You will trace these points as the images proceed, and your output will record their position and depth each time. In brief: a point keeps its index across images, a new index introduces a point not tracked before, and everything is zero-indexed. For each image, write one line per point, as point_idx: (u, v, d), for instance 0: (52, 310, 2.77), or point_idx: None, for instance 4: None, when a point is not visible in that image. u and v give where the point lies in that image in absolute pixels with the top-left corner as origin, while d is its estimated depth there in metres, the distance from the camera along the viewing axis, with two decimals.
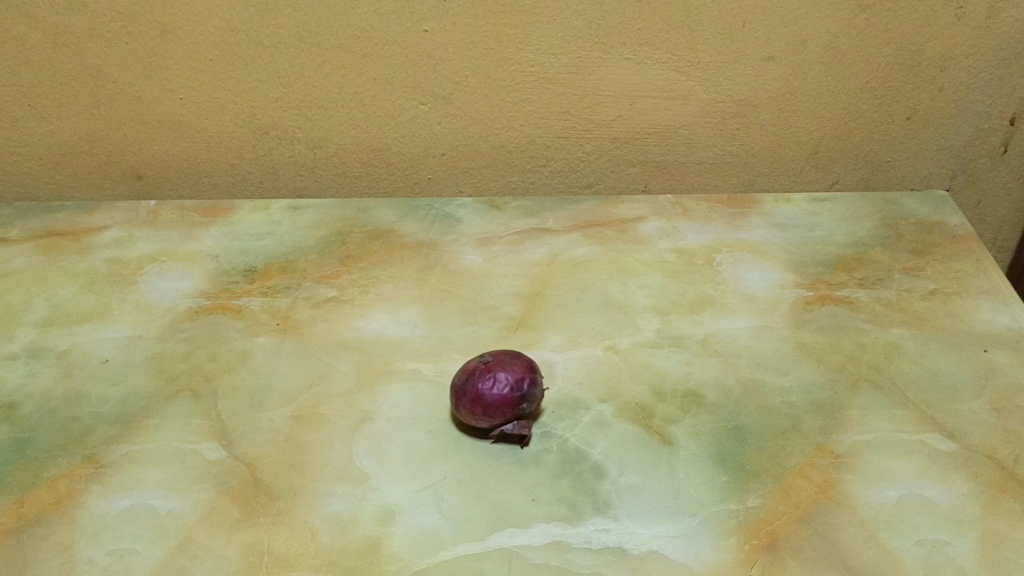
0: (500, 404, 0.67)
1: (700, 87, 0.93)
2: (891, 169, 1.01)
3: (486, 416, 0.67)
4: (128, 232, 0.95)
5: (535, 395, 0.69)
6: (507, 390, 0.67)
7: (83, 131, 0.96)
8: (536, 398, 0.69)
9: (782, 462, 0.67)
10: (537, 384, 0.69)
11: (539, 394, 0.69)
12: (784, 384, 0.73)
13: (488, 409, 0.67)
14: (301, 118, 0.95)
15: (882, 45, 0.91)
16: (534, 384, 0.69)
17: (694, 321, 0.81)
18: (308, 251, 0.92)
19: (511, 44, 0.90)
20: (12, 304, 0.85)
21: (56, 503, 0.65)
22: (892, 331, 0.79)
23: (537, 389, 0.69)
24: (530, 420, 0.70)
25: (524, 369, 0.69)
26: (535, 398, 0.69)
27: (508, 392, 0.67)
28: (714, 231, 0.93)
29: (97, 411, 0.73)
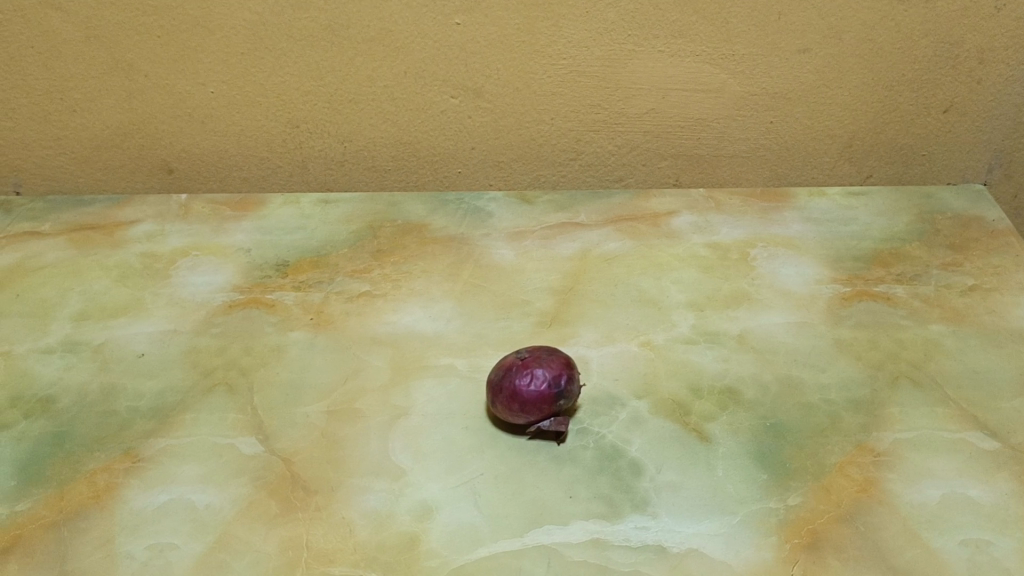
0: (538, 401, 0.67)
1: (734, 79, 0.92)
2: (926, 162, 0.99)
3: (523, 412, 0.67)
4: (160, 226, 0.96)
5: (572, 391, 0.68)
6: (545, 386, 0.67)
7: (115, 125, 0.96)
8: (574, 395, 0.68)
9: (822, 461, 0.66)
10: (575, 380, 0.69)
11: (576, 390, 0.69)
12: (823, 380, 0.73)
13: (525, 405, 0.67)
14: (331, 112, 0.95)
15: (920, 37, 0.90)
16: (572, 380, 0.68)
17: (729, 317, 0.80)
18: (339, 245, 0.92)
19: (543, 37, 0.89)
20: (47, 298, 0.86)
21: (95, 497, 0.65)
22: (931, 328, 0.78)
23: (574, 386, 0.68)
24: (567, 417, 0.69)
25: (562, 364, 0.69)
26: (573, 394, 0.68)
27: (546, 388, 0.67)
28: (747, 225, 0.92)
29: (133, 405, 0.73)
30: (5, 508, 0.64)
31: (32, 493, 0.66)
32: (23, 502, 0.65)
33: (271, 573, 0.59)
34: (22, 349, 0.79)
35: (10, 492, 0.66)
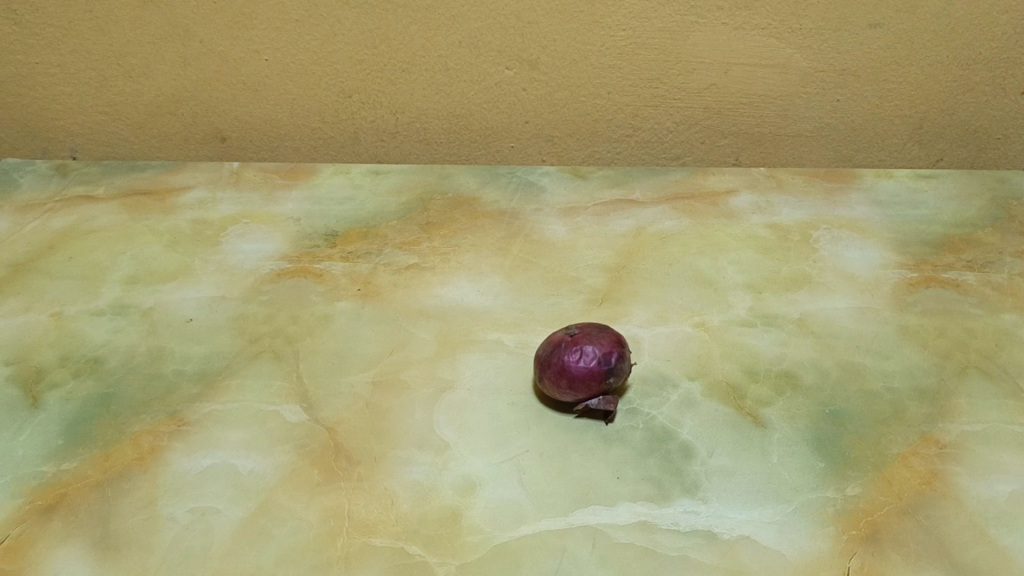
0: (587, 378, 0.65)
1: (800, 54, 0.89)
2: (1000, 145, 0.95)
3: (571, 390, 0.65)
4: (211, 193, 0.95)
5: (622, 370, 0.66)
6: (595, 363, 0.65)
7: (169, 91, 0.96)
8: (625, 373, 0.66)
9: (884, 451, 0.63)
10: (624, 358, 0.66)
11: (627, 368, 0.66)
12: (886, 368, 0.70)
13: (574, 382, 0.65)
14: (384, 81, 0.94)
15: (1000, 13, 0.86)
16: (622, 358, 0.66)
17: (789, 300, 0.77)
18: (389, 216, 0.91)
19: (603, 7, 0.87)
20: (99, 261, 0.86)
21: (140, 459, 0.65)
22: (1003, 317, 0.74)
23: (624, 364, 0.66)
24: (616, 396, 0.67)
25: (611, 342, 0.67)
26: (623, 372, 0.66)
27: (596, 365, 0.65)
28: (810, 206, 0.89)
29: (180, 369, 0.73)
30: (51, 466, 0.65)
31: (78, 452, 0.66)
32: (69, 461, 0.65)
33: (310, 541, 0.58)
34: (73, 310, 0.80)
35: (57, 450, 0.66)
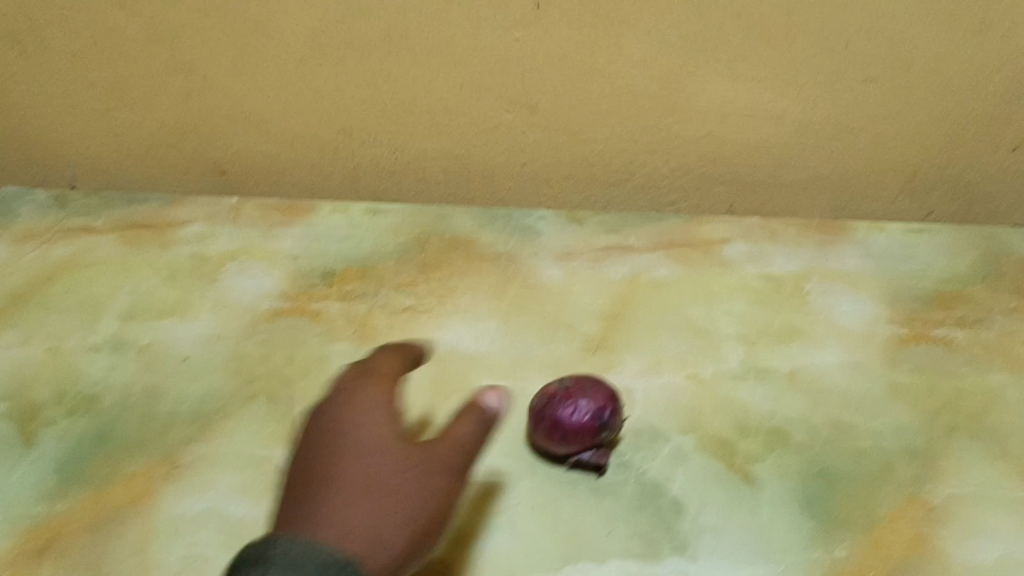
0: (581, 431, 0.65)
1: (797, 106, 0.90)
2: (992, 200, 0.97)
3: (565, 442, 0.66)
4: (210, 227, 0.96)
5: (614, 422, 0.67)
6: (588, 416, 0.65)
7: (171, 124, 0.96)
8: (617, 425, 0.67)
9: (872, 512, 0.64)
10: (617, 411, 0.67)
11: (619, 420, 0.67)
12: (876, 426, 0.70)
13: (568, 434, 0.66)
14: (385, 121, 0.94)
15: (994, 72, 0.87)
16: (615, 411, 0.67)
17: (781, 353, 0.78)
18: (387, 256, 0.91)
19: (603, 56, 0.87)
20: (97, 294, 0.86)
21: (133, 501, 0.65)
22: (992, 377, 0.75)
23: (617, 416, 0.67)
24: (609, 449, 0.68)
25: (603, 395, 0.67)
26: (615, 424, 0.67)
27: (590, 417, 0.65)
28: (804, 255, 0.90)
29: (175, 409, 0.73)
30: (45, 507, 0.65)
31: (73, 492, 0.66)
32: (63, 502, 0.65)
33: None
34: (70, 345, 0.80)
35: (51, 490, 0.66)
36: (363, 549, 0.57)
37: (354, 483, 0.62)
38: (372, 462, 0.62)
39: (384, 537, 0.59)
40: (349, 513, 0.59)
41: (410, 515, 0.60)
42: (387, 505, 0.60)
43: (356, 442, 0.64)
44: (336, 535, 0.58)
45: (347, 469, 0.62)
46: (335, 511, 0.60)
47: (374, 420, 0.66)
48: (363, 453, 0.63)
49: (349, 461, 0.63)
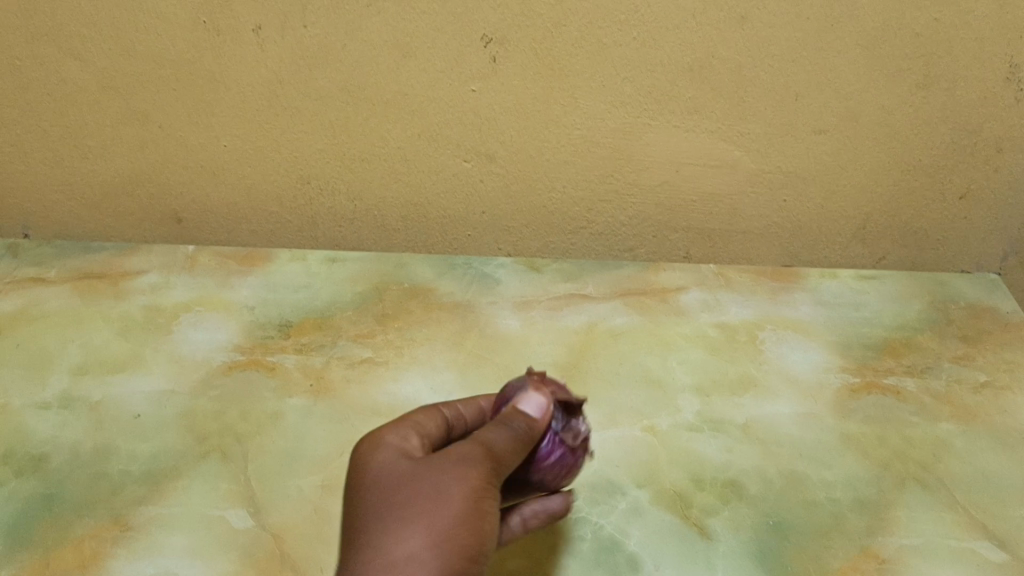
0: (542, 471, 0.60)
1: (748, 156, 0.91)
2: (940, 247, 1.00)
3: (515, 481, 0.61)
4: (165, 277, 0.95)
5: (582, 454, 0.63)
6: (554, 455, 0.60)
7: (126, 173, 0.96)
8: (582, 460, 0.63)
9: (825, 565, 0.64)
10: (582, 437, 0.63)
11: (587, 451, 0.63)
12: (828, 477, 0.71)
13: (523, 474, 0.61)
14: (343, 170, 0.94)
15: (938, 124, 0.89)
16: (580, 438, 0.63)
17: (735, 404, 0.79)
18: (344, 306, 0.91)
19: (559, 107, 0.88)
20: (48, 348, 0.85)
21: (81, 566, 0.64)
22: (940, 426, 0.76)
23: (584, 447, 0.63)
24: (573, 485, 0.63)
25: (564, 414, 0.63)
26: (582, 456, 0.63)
27: (556, 456, 0.60)
28: (757, 305, 0.91)
29: (126, 469, 0.72)
30: None
31: (17, 558, 0.64)
32: (7, 569, 0.64)
33: None
34: (18, 402, 0.78)
35: None
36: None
37: (426, 526, 0.49)
38: (450, 532, 0.49)
39: (471, 567, 0.49)
40: (434, 549, 0.48)
41: (477, 549, 0.49)
42: (474, 556, 0.49)
43: (410, 486, 0.51)
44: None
45: (421, 513, 0.50)
46: (410, 546, 0.48)
47: (454, 484, 0.51)
48: (438, 503, 0.50)
49: (428, 511, 0.49)
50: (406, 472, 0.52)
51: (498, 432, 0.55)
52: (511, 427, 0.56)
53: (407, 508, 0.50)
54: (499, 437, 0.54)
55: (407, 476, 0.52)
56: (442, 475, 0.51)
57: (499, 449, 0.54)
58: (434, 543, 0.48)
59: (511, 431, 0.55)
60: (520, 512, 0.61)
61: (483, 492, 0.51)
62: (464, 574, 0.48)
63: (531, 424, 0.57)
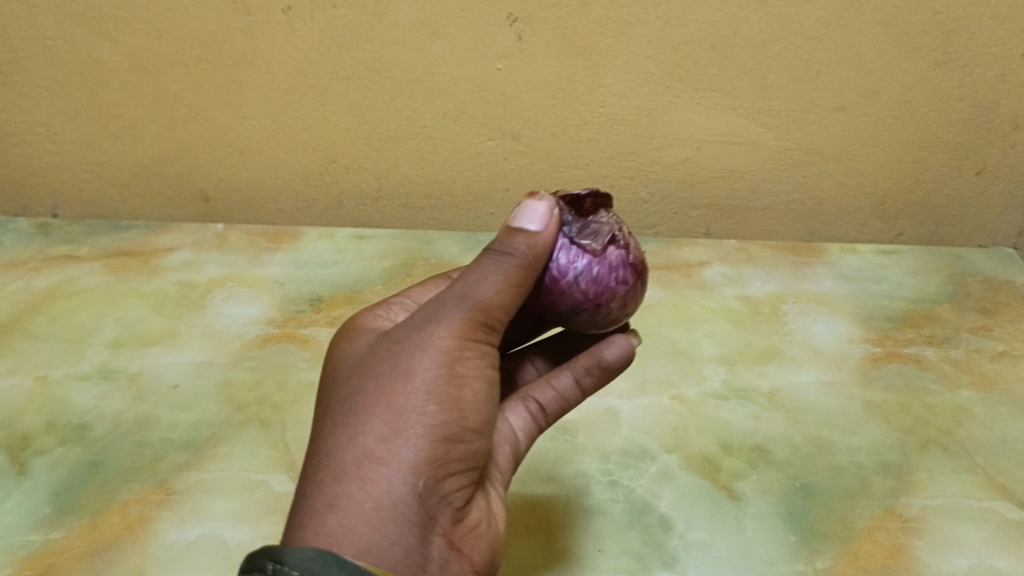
0: (567, 290, 0.52)
1: (769, 133, 0.93)
2: (956, 223, 1.02)
3: (558, 319, 0.54)
4: (196, 255, 0.98)
5: (617, 261, 0.52)
6: (572, 266, 0.51)
7: (156, 153, 0.97)
8: (620, 274, 0.52)
9: (851, 524, 0.66)
10: (614, 239, 0.53)
11: (623, 258, 0.53)
12: (853, 443, 0.73)
13: (553, 304, 0.52)
14: (370, 149, 0.95)
15: (955, 100, 0.90)
16: (608, 243, 0.53)
17: (760, 373, 0.80)
18: (373, 281, 0.94)
19: (583, 86, 0.90)
20: (84, 323, 0.87)
21: (129, 528, 0.66)
22: (960, 393, 0.78)
23: (617, 250, 0.53)
24: (623, 296, 0.53)
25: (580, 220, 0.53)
26: (622, 268, 0.53)
27: (582, 266, 0.52)
28: (778, 278, 0.94)
29: (167, 436, 0.74)
30: (40, 535, 0.65)
31: (66, 520, 0.66)
32: (57, 531, 0.65)
33: None
34: (58, 374, 0.80)
35: (45, 519, 0.66)
36: (408, 523, 0.43)
37: (390, 415, 0.44)
38: (420, 413, 0.44)
39: (450, 451, 0.45)
40: (400, 444, 0.43)
41: (457, 427, 0.45)
42: (454, 436, 0.45)
43: (373, 372, 0.46)
44: (398, 491, 0.43)
45: (384, 399, 0.44)
46: (370, 446, 0.43)
47: (426, 353, 0.45)
48: (405, 381, 0.45)
49: (393, 395, 0.44)
50: (372, 355, 0.47)
51: (490, 262, 0.48)
52: (504, 255, 0.48)
53: (366, 400, 0.45)
54: (485, 284, 0.47)
55: (378, 353, 0.47)
56: (417, 339, 0.46)
57: (483, 299, 0.47)
58: (399, 435, 0.44)
59: (504, 262, 0.48)
60: (572, 369, 0.58)
61: (463, 353, 0.46)
62: (440, 460, 0.44)
63: (532, 246, 0.48)
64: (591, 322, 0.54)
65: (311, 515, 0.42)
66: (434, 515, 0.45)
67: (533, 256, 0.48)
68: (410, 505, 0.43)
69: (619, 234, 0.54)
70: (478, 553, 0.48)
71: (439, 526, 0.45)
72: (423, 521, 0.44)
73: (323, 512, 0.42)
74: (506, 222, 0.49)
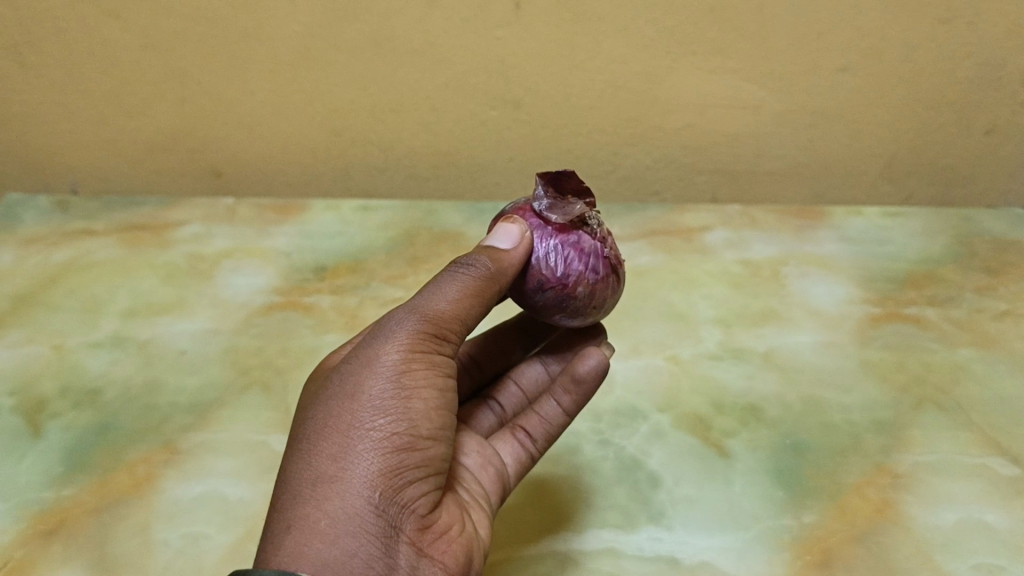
0: (535, 267, 0.55)
1: (773, 97, 0.92)
2: (967, 185, 1.01)
3: (530, 305, 0.57)
4: (206, 228, 1.01)
5: (590, 250, 0.55)
6: (540, 245, 0.55)
7: (167, 129, 0.99)
8: (590, 261, 0.55)
9: (840, 480, 0.66)
10: (589, 229, 0.57)
11: (596, 248, 0.55)
12: (846, 401, 0.73)
13: (523, 283, 0.56)
14: (373, 120, 0.96)
15: (961, 59, 0.88)
16: (582, 229, 0.56)
17: (757, 334, 0.81)
18: (376, 251, 0.96)
19: (582, 51, 0.88)
20: (98, 294, 0.90)
21: (135, 486, 0.68)
22: (959, 352, 0.78)
23: (591, 240, 0.56)
24: (590, 286, 0.55)
25: (558, 199, 0.57)
26: (595, 258, 0.55)
27: (551, 245, 0.55)
28: (781, 242, 0.94)
29: (174, 400, 0.76)
30: (51, 492, 0.68)
31: (76, 479, 0.69)
32: (67, 488, 0.68)
33: None
34: (72, 342, 0.83)
35: (57, 477, 0.69)
36: (368, 535, 0.44)
37: (341, 435, 0.46)
38: (369, 428, 0.47)
39: (405, 459, 0.47)
40: (354, 459, 0.46)
41: (409, 436, 0.47)
42: (407, 446, 0.47)
43: (326, 397, 0.49)
44: (355, 504, 0.44)
45: (335, 420, 0.47)
46: (322, 466, 0.46)
47: (376, 369, 0.49)
48: (355, 399, 0.48)
49: (344, 415, 0.47)
50: (329, 381, 0.50)
51: (443, 282, 0.53)
52: (465, 269, 0.53)
53: (318, 425, 0.47)
54: (433, 301, 0.52)
55: (332, 380, 0.50)
56: (368, 358, 0.49)
57: (432, 312, 0.51)
58: (349, 451, 0.46)
59: (460, 278, 0.53)
60: (554, 396, 0.62)
61: (411, 365, 0.49)
62: (396, 469, 0.46)
63: (494, 261, 0.53)
64: (560, 309, 0.56)
65: (272, 539, 0.44)
66: (397, 524, 0.46)
67: (495, 269, 0.53)
68: (369, 517, 0.45)
69: (596, 228, 0.57)
70: (451, 557, 0.49)
71: (404, 535, 0.46)
72: (386, 529, 0.45)
73: (281, 534, 0.44)
74: (481, 243, 0.55)
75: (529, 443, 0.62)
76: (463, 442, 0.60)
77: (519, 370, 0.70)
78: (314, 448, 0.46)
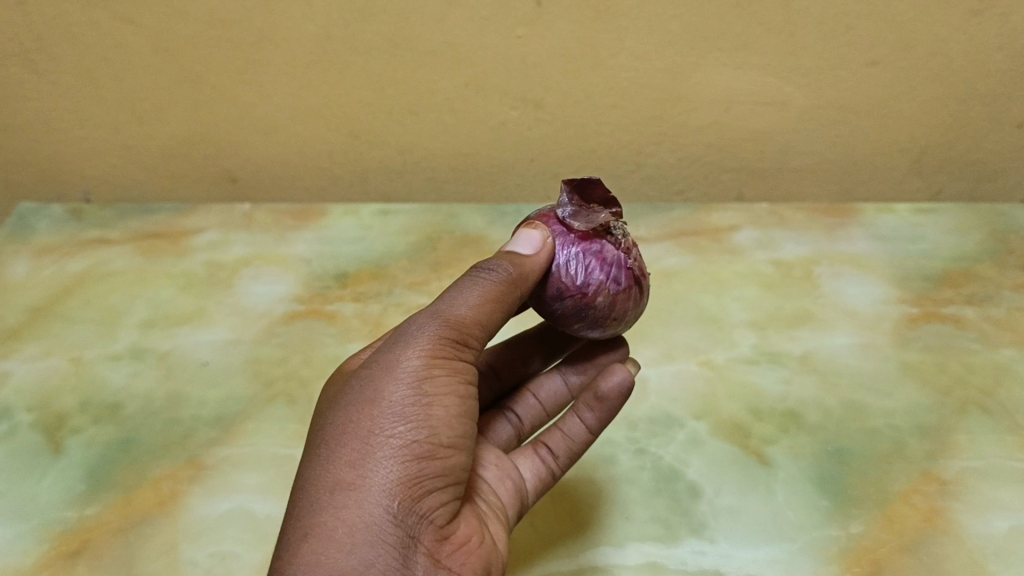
0: (553, 273, 0.53)
1: (800, 93, 0.90)
2: (998, 179, 0.99)
3: (550, 314, 0.55)
4: (223, 235, 0.99)
5: (613, 260, 0.53)
6: (562, 252, 0.53)
7: (181, 135, 0.97)
8: (612, 271, 0.52)
9: (886, 488, 0.64)
10: (613, 238, 0.54)
11: (619, 258, 0.53)
12: (887, 405, 0.71)
13: (543, 290, 0.54)
14: (392, 122, 0.94)
15: (994, 50, 0.86)
16: (606, 238, 0.54)
17: (792, 337, 0.79)
18: (398, 256, 0.94)
19: (605, 49, 0.86)
20: (116, 304, 0.89)
21: (160, 503, 0.66)
22: (1001, 352, 0.76)
23: (615, 250, 0.53)
24: (609, 295, 0.52)
25: (583, 207, 0.56)
26: (618, 269, 0.53)
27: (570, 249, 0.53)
28: (813, 241, 0.92)
29: (197, 413, 0.75)
30: (75, 512, 0.66)
31: (100, 497, 0.67)
32: (91, 507, 0.66)
33: None
34: (91, 355, 0.82)
35: (80, 495, 0.67)
36: (385, 545, 0.43)
37: (360, 441, 0.45)
38: (389, 435, 0.45)
39: (425, 468, 0.45)
40: (373, 467, 0.44)
41: (430, 443, 0.45)
42: (427, 454, 0.45)
43: (345, 402, 0.47)
44: (372, 514, 0.43)
45: (354, 426, 0.45)
46: (340, 473, 0.44)
47: (396, 374, 0.47)
48: (375, 405, 0.46)
49: (362, 421, 0.45)
50: (348, 385, 0.48)
51: (465, 286, 0.51)
52: (488, 273, 0.51)
53: (335, 431, 0.46)
54: (454, 305, 0.50)
55: (350, 385, 0.48)
56: (388, 363, 0.47)
57: (453, 316, 0.49)
58: (368, 459, 0.44)
59: (483, 281, 0.50)
60: (578, 410, 0.60)
61: (432, 371, 0.47)
62: (416, 478, 0.44)
63: (516, 265, 0.51)
64: (580, 320, 0.54)
65: (288, 546, 0.42)
66: (415, 535, 0.44)
67: (517, 273, 0.51)
68: (386, 527, 0.43)
69: (621, 238, 0.55)
70: (469, 569, 0.47)
71: (423, 546, 0.45)
72: (403, 539, 0.43)
73: (297, 543, 0.42)
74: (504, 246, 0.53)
75: (551, 460, 0.60)
76: (481, 454, 0.58)
77: (538, 383, 0.68)
78: (332, 455, 0.45)
